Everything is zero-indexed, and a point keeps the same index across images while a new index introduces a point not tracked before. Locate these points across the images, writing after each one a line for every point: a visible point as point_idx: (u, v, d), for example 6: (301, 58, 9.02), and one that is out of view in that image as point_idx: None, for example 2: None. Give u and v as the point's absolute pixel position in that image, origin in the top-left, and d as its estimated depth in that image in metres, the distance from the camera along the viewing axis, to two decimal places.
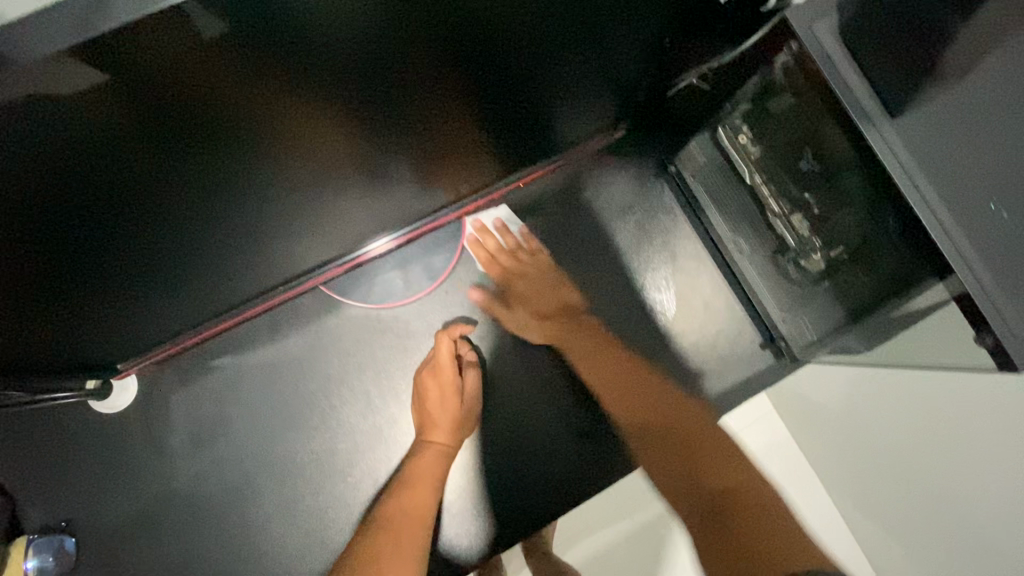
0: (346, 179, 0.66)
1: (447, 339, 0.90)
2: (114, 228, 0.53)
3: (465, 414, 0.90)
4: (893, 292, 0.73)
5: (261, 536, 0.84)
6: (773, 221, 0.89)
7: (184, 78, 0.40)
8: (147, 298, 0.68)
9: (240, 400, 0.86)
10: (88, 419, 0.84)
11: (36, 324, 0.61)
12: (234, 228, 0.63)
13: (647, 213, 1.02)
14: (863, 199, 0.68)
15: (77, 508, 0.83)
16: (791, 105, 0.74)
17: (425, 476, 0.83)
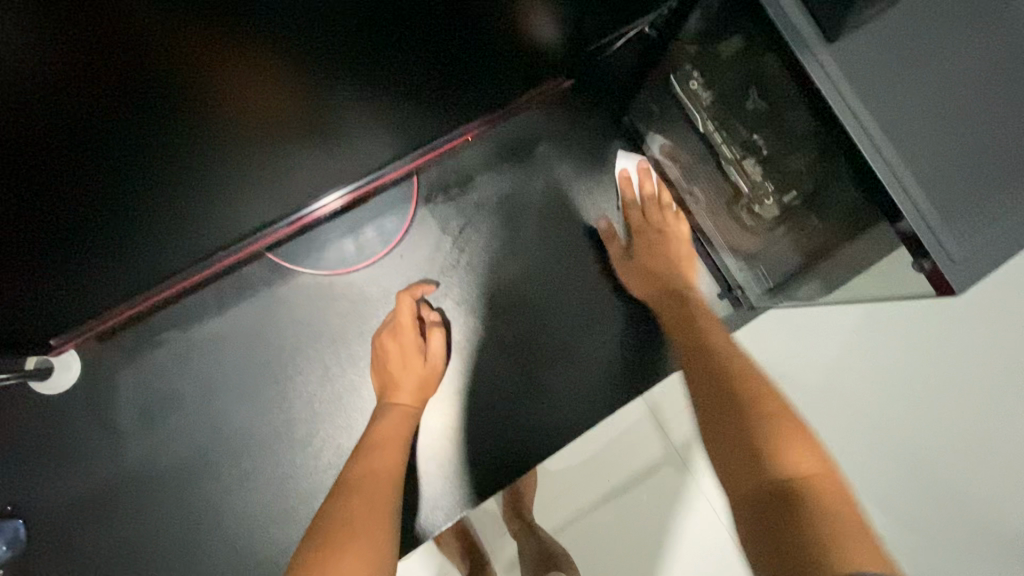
0: (279, 149, 0.65)
1: (409, 302, 0.89)
2: (100, 190, 0.56)
3: (431, 375, 0.90)
4: (844, 236, 0.72)
5: (223, 502, 0.86)
6: (726, 168, 0.87)
7: (153, 50, 0.41)
8: (104, 263, 0.70)
9: (192, 372, 0.87)
10: (30, 401, 0.84)
11: (22, 284, 0.64)
12: (203, 191, 0.65)
13: (605, 166, 0.99)
14: (812, 138, 0.66)
15: (21, 491, 0.83)
16: (739, 46, 0.71)
17: (395, 436, 0.83)
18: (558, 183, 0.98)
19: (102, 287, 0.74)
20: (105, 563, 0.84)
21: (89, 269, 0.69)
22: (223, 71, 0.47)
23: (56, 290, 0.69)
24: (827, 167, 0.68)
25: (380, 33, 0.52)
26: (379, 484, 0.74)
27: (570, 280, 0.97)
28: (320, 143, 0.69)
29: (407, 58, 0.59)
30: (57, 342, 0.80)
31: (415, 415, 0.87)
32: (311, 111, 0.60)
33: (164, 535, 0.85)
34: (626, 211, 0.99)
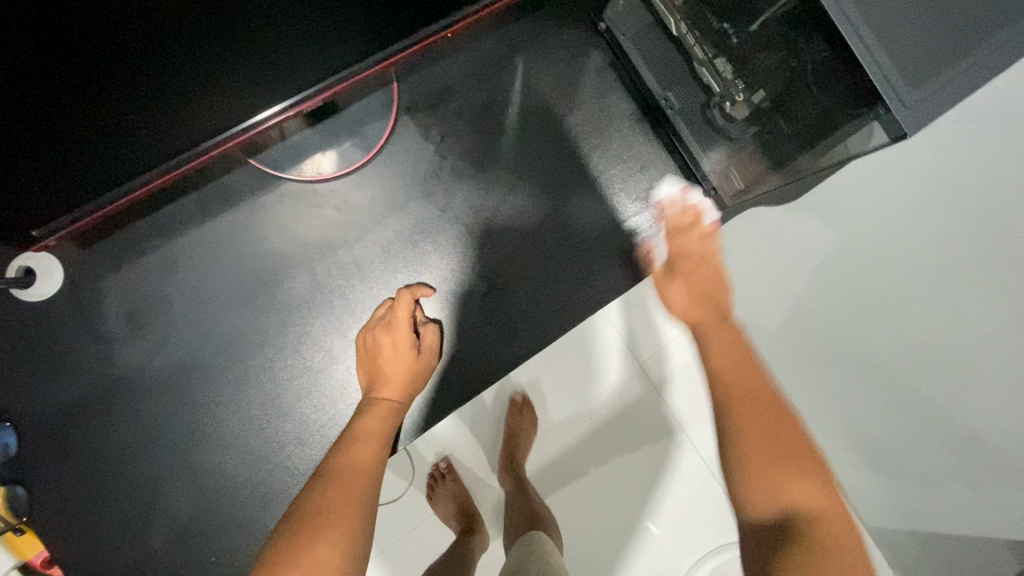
0: (281, 41, 0.60)
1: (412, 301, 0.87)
2: (109, 103, 0.55)
3: (421, 370, 0.85)
4: (818, 134, 0.78)
5: (214, 408, 0.87)
6: (699, 69, 0.91)
7: None
8: (98, 170, 0.69)
9: (179, 280, 0.88)
10: (14, 309, 0.83)
11: (19, 183, 0.64)
12: (209, 94, 0.63)
13: (585, 73, 1.00)
14: (785, 36, 0.73)
15: (8, 397, 0.83)
16: None
17: (377, 428, 0.76)
18: (537, 94, 0.99)
19: (73, 190, 0.71)
20: (97, 467, 0.84)
21: (80, 173, 0.68)
22: None
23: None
24: (796, 69, 0.75)
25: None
26: (357, 473, 0.65)
27: (552, 186, 0.99)
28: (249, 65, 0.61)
29: None
30: (40, 234, 0.77)
31: (402, 412, 0.81)
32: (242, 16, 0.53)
33: (156, 438, 0.85)
34: (602, 121, 1.00)
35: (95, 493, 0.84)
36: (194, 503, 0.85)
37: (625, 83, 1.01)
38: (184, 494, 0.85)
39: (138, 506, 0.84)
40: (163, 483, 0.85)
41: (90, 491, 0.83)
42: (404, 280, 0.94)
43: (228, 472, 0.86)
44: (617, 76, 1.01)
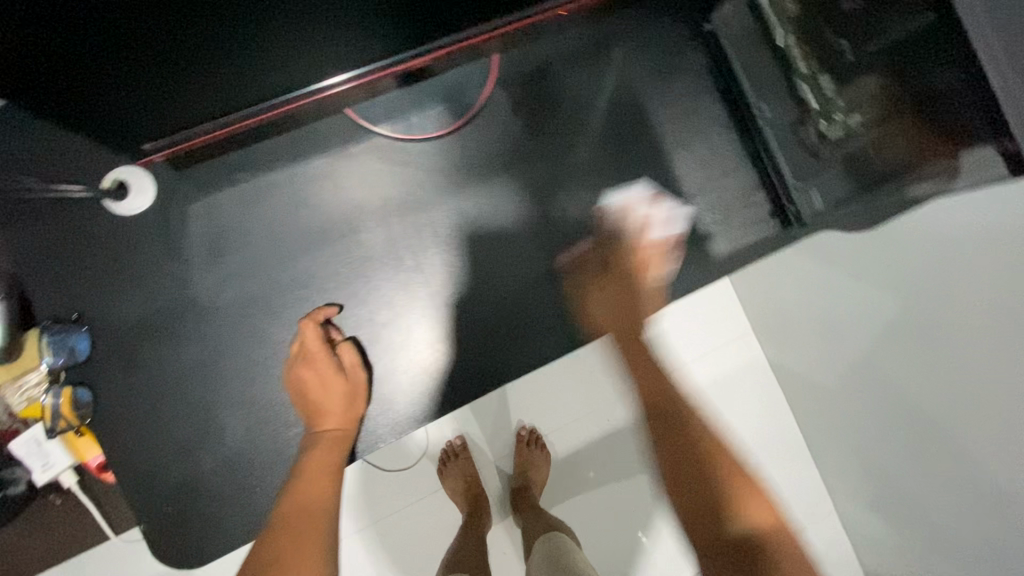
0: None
1: (318, 327, 0.87)
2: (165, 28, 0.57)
3: (356, 392, 0.86)
4: (905, 168, 0.77)
5: (277, 344, 0.89)
6: (797, 84, 0.90)
7: None
8: (186, 90, 0.70)
9: (261, 215, 0.89)
10: (104, 218, 0.86)
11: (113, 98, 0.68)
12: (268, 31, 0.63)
13: (679, 71, 1.00)
14: (899, 55, 0.73)
15: (87, 301, 0.85)
16: None
17: (326, 463, 0.77)
18: (630, 85, 0.99)
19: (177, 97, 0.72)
20: (158, 384, 0.86)
21: (182, 90, 0.70)
22: None
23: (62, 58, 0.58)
24: (907, 93, 0.74)
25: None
26: (309, 517, 0.66)
27: (633, 178, 0.98)
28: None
29: None
30: (151, 147, 0.81)
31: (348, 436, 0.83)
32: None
33: (219, 365, 0.87)
34: (688, 125, 1.00)
35: (155, 408, 0.86)
36: (248, 432, 0.87)
37: (719, 89, 1.01)
38: (237, 424, 0.87)
39: (194, 427, 0.86)
40: (219, 409, 0.87)
41: (150, 404, 0.86)
42: (476, 249, 0.94)
43: (281, 409, 0.88)
44: (710, 79, 1.01)
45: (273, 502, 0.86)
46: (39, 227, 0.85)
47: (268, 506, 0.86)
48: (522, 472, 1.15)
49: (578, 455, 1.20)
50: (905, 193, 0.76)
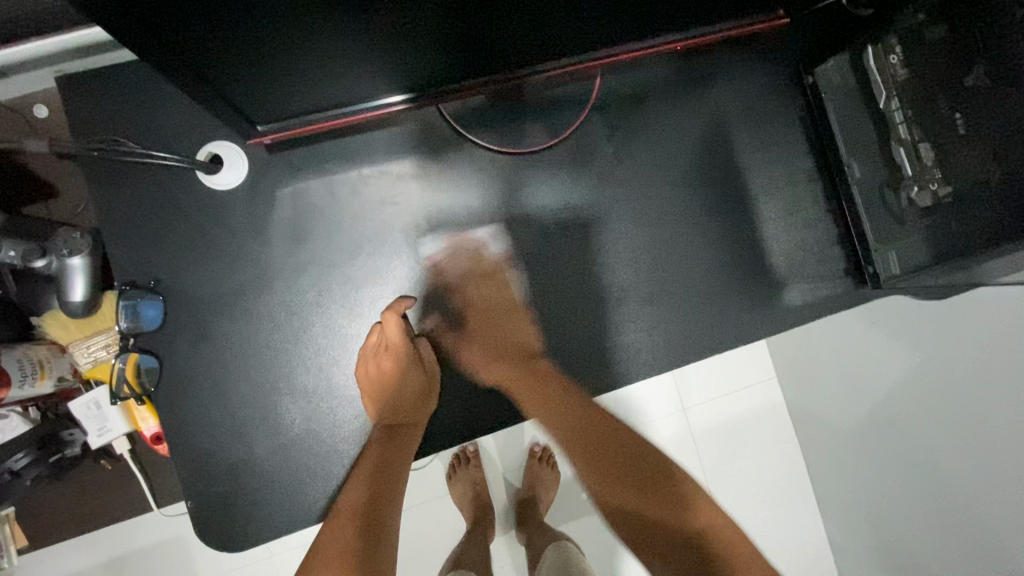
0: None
1: (400, 323, 0.83)
2: (311, 25, 0.56)
3: (429, 391, 0.89)
4: (985, 246, 0.77)
5: (344, 338, 0.89)
6: (895, 148, 0.91)
7: None
8: (310, 76, 0.70)
9: (346, 207, 0.89)
10: (194, 189, 0.86)
11: (238, 85, 0.67)
12: (403, 28, 0.62)
13: (772, 119, 1.00)
14: (1000, 140, 0.73)
15: (166, 270, 0.85)
16: (944, 36, 0.79)
17: (383, 460, 0.81)
18: (723, 125, 0.99)
19: (300, 86, 0.72)
20: (223, 362, 0.86)
21: (305, 77, 0.70)
22: None
23: (227, 46, 0.57)
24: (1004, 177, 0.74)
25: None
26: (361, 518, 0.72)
27: (714, 218, 0.98)
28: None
29: None
30: (263, 130, 0.80)
31: (411, 437, 0.86)
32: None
33: (286, 352, 0.87)
34: (774, 173, 1.00)
35: (218, 387, 0.85)
36: (305, 422, 0.87)
37: (808, 141, 1.02)
38: (297, 412, 0.87)
39: (254, 409, 0.86)
40: (280, 395, 0.86)
41: (214, 381, 0.85)
42: (552, 269, 0.94)
43: (340, 403, 0.88)
44: (802, 130, 1.02)
45: (324, 493, 0.87)
46: (129, 190, 0.84)
47: (318, 496, 0.86)
48: (531, 485, 1.16)
49: (585, 478, 1.20)
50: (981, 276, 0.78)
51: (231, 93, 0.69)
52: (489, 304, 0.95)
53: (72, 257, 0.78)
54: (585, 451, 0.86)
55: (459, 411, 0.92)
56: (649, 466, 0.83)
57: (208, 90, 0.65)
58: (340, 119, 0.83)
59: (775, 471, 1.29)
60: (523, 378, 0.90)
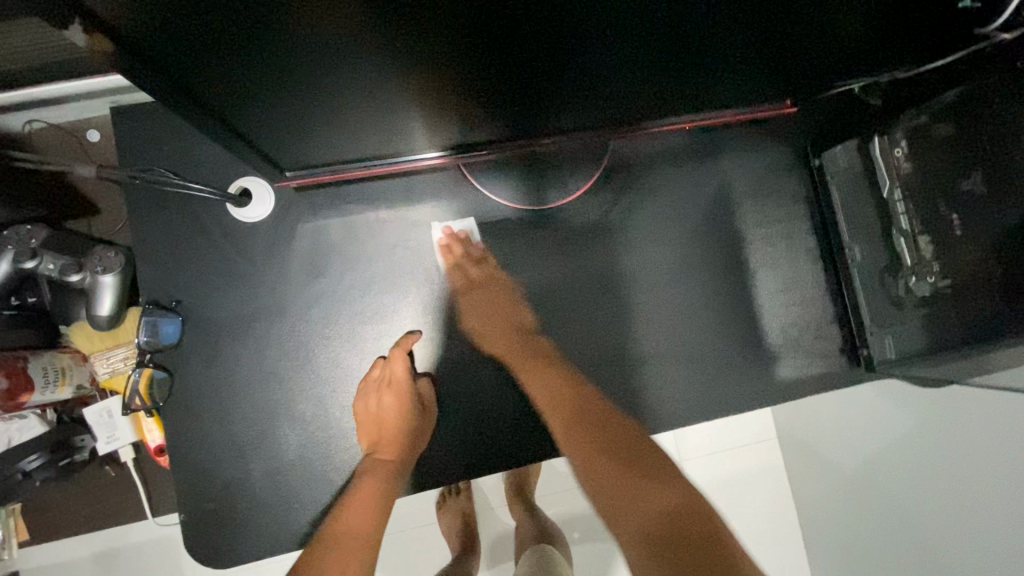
0: (500, 82, 0.67)
1: (407, 360, 0.92)
2: (336, 96, 0.64)
3: (423, 431, 0.92)
4: (980, 340, 0.81)
5: (346, 370, 0.93)
6: (895, 237, 0.93)
7: (436, 25, 0.50)
8: (336, 134, 0.76)
9: (360, 247, 0.94)
10: (222, 220, 0.92)
11: (269, 138, 0.74)
12: (418, 102, 0.69)
13: (777, 195, 1.03)
14: (992, 245, 0.76)
15: (188, 293, 0.90)
16: (945, 139, 0.82)
17: (371, 495, 0.82)
18: (730, 197, 1.03)
19: (324, 140, 0.77)
20: (231, 384, 0.90)
21: (331, 135, 0.76)
22: (471, 20, 0.50)
23: (263, 108, 0.65)
24: (995, 279, 0.77)
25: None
26: (353, 544, 0.73)
27: (714, 286, 1.01)
28: (563, 49, 0.60)
29: (698, 40, 0.65)
30: (291, 173, 0.86)
31: (401, 473, 0.88)
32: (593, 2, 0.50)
33: (290, 379, 0.91)
34: (777, 246, 1.03)
35: (223, 408, 0.90)
36: (302, 448, 0.91)
37: (813, 218, 1.04)
38: (294, 438, 0.91)
39: (254, 431, 0.90)
40: (280, 421, 0.91)
41: (220, 401, 0.90)
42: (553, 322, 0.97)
43: (337, 433, 0.92)
44: (809, 207, 1.04)
45: (312, 518, 0.90)
46: (163, 216, 0.91)
47: (307, 520, 0.90)
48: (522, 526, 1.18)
49: (579, 523, 1.21)
50: (966, 376, 0.79)
51: (261, 144, 0.75)
52: (467, 283, 0.96)
53: (104, 275, 0.84)
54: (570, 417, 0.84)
55: (451, 449, 0.94)
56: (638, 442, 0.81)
57: (242, 141, 0.72)
58: (368, 168, 0.90)
59: (770, 540, 1.25)
60: (519, 345, 0.93)
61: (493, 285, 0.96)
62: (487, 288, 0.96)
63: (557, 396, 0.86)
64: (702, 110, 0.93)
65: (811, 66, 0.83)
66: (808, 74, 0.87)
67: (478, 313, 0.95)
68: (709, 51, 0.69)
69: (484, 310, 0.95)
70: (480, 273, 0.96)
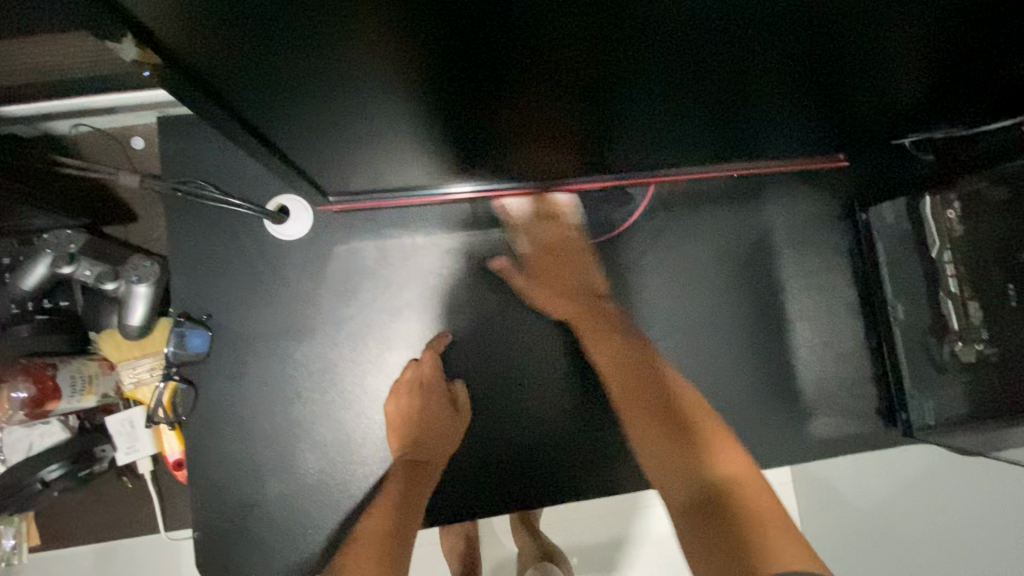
0: (542, 117, 0.64)
1: (436, 360, 0.91)
2: (371, 122, 0.61)
3: (456, 433, 0.91)
4: None
5: (368, 395, 0.92)
6: (942, 299, 0.90)
7: (473, 59, 0.47)
8: (378, 160, 0.74)
9: (392, 272, 0.93)
10: (258, 236, 0.91)
11: (310, 160, 0.73)
12: (454, 133, 0.67)
13: (819, 245, 1.01)
14: None
15: (219, 307, 0.90)
16: (1005, 206, 0.79)
17: (399, 496, 0.83)
18: (768, 244, 1.00)
19: (364, 165, 0.76)
20: (253, 402, 0.89)
21: (372, 161, 0.75)
22: (507, 55, 0.47)
23: (304, 132, 0.63)
24: None
25: (821, 13, 0.45)
26: (380, 544, 0.74)
27: (749, 335, 0.99)
28: (607, 84, 0.56)
29: (749, 85, 0.61)
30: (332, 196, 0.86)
31: (430, 473, 0.88)
32: (655, 48, 0.48)
33: (313, 402, 0.90)
34: (816, 299, 1.00)
35: (243, 426, 0.89)
36: (321, 473, 0.89)
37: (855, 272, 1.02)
38: (313, 462, 0.89)
39: (273, 452, 0.89)
40: (299, 444, 0.89)
41: (242, 419, 0.89)
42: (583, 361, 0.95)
43: (356, 460, 0.90)
44: (851, 261, 1.01)
45: (325, 545, 0.88)
46: (199, 228, 0.91)
47: (319, 547, 0.88)
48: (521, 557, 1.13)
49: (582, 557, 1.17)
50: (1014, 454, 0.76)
51: (304, 165, 0.74)
52: (552, 250, 0.95)
53: (137, 285, 0.83)
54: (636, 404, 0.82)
55: (471, 485, 0.92)
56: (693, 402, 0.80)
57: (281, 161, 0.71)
58: (408, 196, 0.89)
59: None
60: (597, 317, 0.91)
61: (557, 234, 0.95)
62: (568, 258, 0.95)
63: (631, 383, 0.84)
64: (748, 157, 0.91)
65: (867, 117, 0.81)
66: (861, 126, 0.84)
67: (536, 275, 0.94)
68: (763, 100, 0.67)
69: (549, 264, 0.94)
70: (545, 211, 0.94)
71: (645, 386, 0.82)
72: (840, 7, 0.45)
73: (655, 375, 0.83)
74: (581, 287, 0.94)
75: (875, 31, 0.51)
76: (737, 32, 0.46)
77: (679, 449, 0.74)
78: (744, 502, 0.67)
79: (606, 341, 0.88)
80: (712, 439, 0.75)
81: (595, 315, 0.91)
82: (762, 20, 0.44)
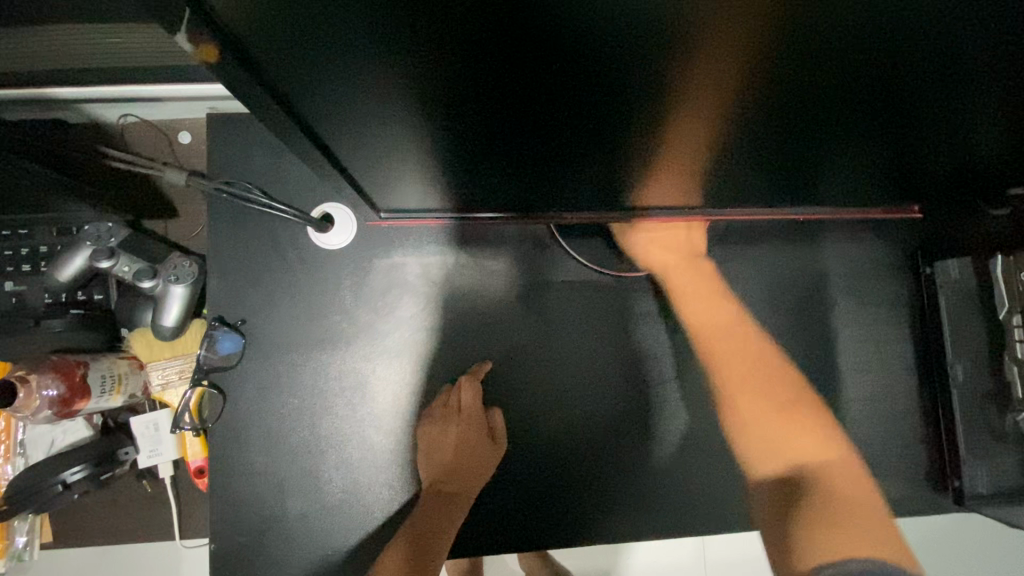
0: (594, 152, 0.58)
1: (476, 389, 0.87)
2: (412, 139, 0.56)
3: (489, 465, 0.87)
4: None
5: (398, 416, 0.88)
6: (1009, 363, 0.84)
7: (508, 87, 0.41)
8: (428, 178, 0.71)
9: (434, 290, 0.90)
10: (300, 243, 0.89)
11: (363, 173, 0.70)
12: (497, 160, 0.61)
13: (877, 295, 0.97)
14: None
15: (254, 313, 0.87)
16: None
17: (424, 528, 0.79)
18: (823, 291, 0.96)
19: (413, 181, 0.72)
20: (281, 414, 0.86)
21: (422, 178, 0.71)
22: (546, 87, 0.40)
23: (354, 144, 0.60)
24: None
25: (912, 58, 0.37)
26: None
27: None
28: (660, 126, 0.49)
29: (825, 131, 0.54)
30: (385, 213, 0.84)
31: (459, 507, 0.84)
32: (744, 96, 0.42)
33: (341, 419, 0.87)
34: (870, 351, 0.96)
35: (268, 439, 0.86)
36: (343, 493, 0.86)
37: (913, 327, 0.97)
38: (336, 481, 0.86)
39: (296, 468, 0.86)
40: (322, 463, 0.86)
41: (269, 431, 0.86)
42: (624, 398, 0.91)
43: (381, 483, 0.87)
44: (909, 314, 0.97)
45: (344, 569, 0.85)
46: (241, 229, 0.88)
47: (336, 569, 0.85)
48: None
49: None
50: None
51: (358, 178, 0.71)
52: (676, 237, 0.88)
53: (173, 285, 0.80)
54: (736, 376, 0.85)
55: (499, 519, 0.88)
56: (786, 387, 0.84)
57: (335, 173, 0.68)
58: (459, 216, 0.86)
59: None
60: (695, 272, 0.89)
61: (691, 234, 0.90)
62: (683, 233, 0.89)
63: (720, 340, 0.86)
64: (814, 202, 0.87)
65: (947, 168, 0.75)
66: (938, 178, 0.80)
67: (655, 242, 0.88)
68: (842, 145, 0.61)
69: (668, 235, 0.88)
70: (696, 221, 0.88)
71: (750, 366, 0.85)
72: (932, 53, 0.37)
73: (749, 348, 0.86)
74: (693, 259, 0.90)
75: (977, 80, 0.44)
76: (827, 77, 0.39)
77: (793, 429, 0.79)
78: (827, 482, 0.73)
79: (708, 308, 0.87)
80: (821, 428, 0.80)
81: (697, 271, 0.89)
82: (870, 66, 0.38)
